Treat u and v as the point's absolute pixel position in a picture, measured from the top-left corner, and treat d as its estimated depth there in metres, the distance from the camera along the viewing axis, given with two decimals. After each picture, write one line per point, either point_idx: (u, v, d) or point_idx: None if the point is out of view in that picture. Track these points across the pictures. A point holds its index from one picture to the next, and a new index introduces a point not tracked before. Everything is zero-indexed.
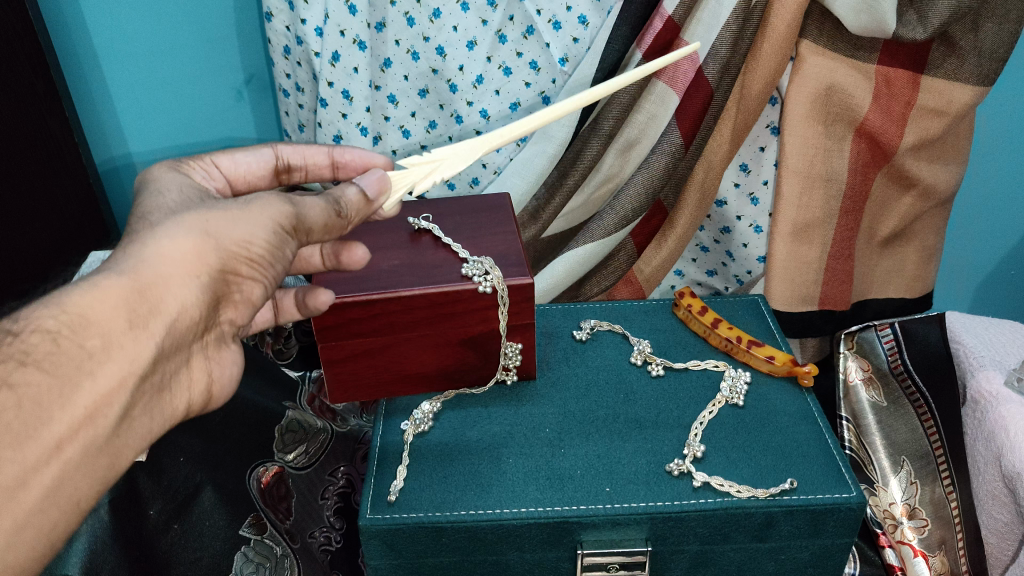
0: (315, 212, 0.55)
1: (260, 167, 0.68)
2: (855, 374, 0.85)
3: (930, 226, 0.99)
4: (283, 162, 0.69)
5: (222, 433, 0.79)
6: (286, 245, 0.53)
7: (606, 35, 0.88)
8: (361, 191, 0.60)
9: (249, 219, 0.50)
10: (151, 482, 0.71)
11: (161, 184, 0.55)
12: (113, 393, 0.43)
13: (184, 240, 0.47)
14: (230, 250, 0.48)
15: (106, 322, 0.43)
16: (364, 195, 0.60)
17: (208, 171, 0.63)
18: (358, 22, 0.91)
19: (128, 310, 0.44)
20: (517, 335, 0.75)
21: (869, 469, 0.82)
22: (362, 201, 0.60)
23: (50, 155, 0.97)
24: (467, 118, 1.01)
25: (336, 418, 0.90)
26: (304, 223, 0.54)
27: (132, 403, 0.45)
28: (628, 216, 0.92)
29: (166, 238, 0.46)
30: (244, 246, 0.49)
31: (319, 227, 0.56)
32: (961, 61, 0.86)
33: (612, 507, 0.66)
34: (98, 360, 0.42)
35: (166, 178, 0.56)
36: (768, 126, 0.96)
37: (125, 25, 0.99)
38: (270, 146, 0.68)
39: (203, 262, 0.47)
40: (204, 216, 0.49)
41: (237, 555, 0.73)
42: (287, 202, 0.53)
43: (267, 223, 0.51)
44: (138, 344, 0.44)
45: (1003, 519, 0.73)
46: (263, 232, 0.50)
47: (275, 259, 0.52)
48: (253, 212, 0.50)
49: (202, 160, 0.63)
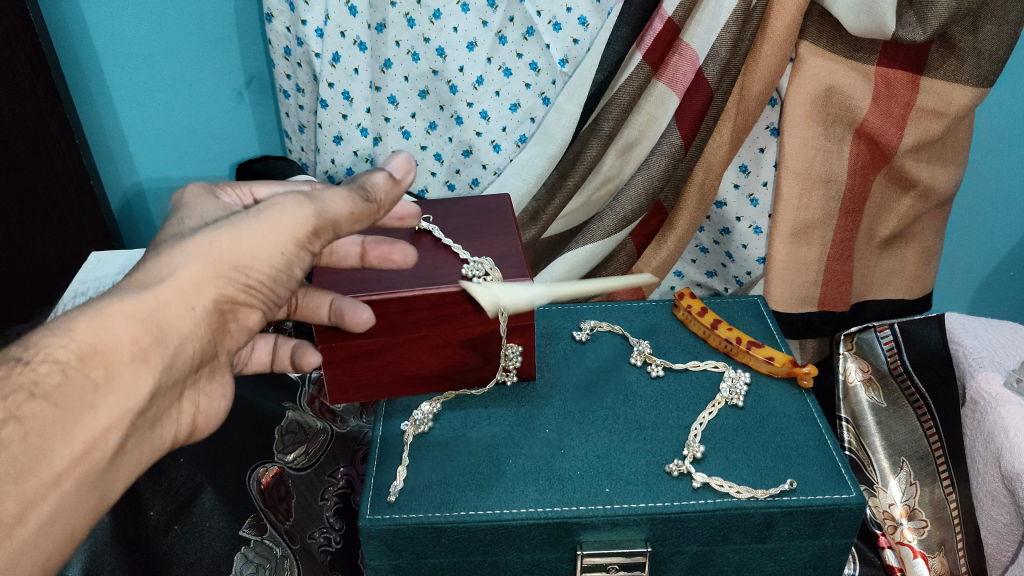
0: (338, 204, 0.56)
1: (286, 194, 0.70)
2: (855, 374, 0.86)
3: (929, 227, 0.99)
4: None
5: (222, 435, 0.80)
6: (295, 263, 0.54)
7: (607, 36, 0.89)
8: (389, 174, 0.60)
9: (256, 236, 0.52)
10: (151, 483, 0.74)
11: (190, 210, 0.59)
12: (110, 428, 0.44)
13: (189, 269, 0.49)
14: (230, 275, 0.51)
15: (112, 352, 0.45)
16: (391, 177, 0.60)
17: (242, 196, 0.65)
18: (358, 23, 0.91)
19: (132, 343, 0.45)
20: (517, 336, 0.75)
21: (869, 469, 0.82)
22: (390, 183, 0.60)
23: (49, 158, 0.98)
24: (467, 119, 1.00)
25: (337, 419, 0.88)
26: (326, 222, 0.55)
27: (126, 439, 0.46)
28: (628, 216, 0.92)
29: (169, 269, 0.49)
30: (244, 271, 0.51)
31: (345, 218, 0.57)
32: (960, 63, 0.86)
33: (611, 508, 0.66)
34: (100, 394, 0.44)
35: (198, 203, 0.60)
36: (768, 127, 0.96)
37: (125, 26, 0.99)
38: (304, 176, 0.69)
39: (200, 295, 0.49)
40: (212, 239, 0.51)
41: (237, 556, 0.73)
42: (302, 209, 0.54)
43: (276, 240, 0.52)
44: (139, 378, 0.46)
45: (1003, 520, 0.73)
46: (266, 254, 0.52)
47: (283, 277, 0.54)
48: (265, 226, 0.52)
49: (237, 187, 0.64)
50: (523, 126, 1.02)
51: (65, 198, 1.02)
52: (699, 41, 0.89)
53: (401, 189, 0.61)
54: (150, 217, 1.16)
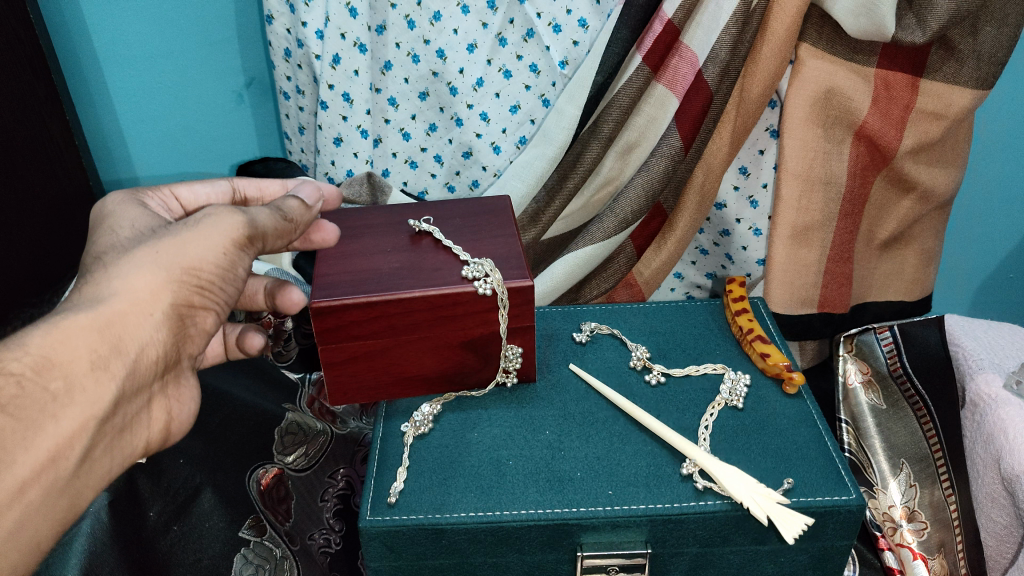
0: (266, 218, 0.59)
1: (216, 197, 0.74)
2: (855, 376, 0.86)
3: (929, 229, 0.99)
4: (239, 195, 0.75)
5: (222, 435, 0.79)
6: (238, 264, 0.56)
7: (607, 38, 0.89)
8: (301, 199, 0.63)
9: (198, 243, 0.54)
10: (151, 483, 0.73)
11: (118, 218, 0.59)
12: (73, 436, 0.47)
13: (137, 277, 0.51)
14: (183, 280, 0.53)
15: (69, 363, 0.47)
16: (304, 202, 0.63)
17: (166, 201, 0.69)
18: (358, 25, 0.91)
19: (90, 353, 0.48)
20: (517, 338, 0.75)
21: (869, 471, 0.82)
22: (303, 207, 0.63)
23: (49, 159, 0.98)
24: (467, 120, 1.00)
25: (336, 420, 0.90)
26: (259, 231, 0.58)
27: (92, 446, 0.50)
28: (628, 219, 0.92)
29: (120, 279, 0.50)
30: (194, 272, 0.53)
31: (273, 232, 0.60)
32: (959, 65, 0.87)
33: (611, 510, 0.66)
34: (61, 403, 0.47)
35: (123, 210, 0.60)
36: (768, 129, 0.96)
37: (125, 28, 0.99)
38: (227, 179, 0.74)
39: (156, 301, 0.51)
40: (158, 247, 0.53)
41: (237, 557, 0.73)
42: (238, 216, 0.56)
43: (218, 244, 0.54)
44: (99, 387, 0.48)
45: (1002, 522, 0.73)
46: (211, 257, 0.54)
47: (228, 280, 0.56)
48: (205, 233, 0.54)
49: (159, 190, 0.69)
50: (523, 128, 1.02)
51: (65, 199, 1.02)
52: (699, 43, 0.89)
53: (312, 215, 0.64)
54: None
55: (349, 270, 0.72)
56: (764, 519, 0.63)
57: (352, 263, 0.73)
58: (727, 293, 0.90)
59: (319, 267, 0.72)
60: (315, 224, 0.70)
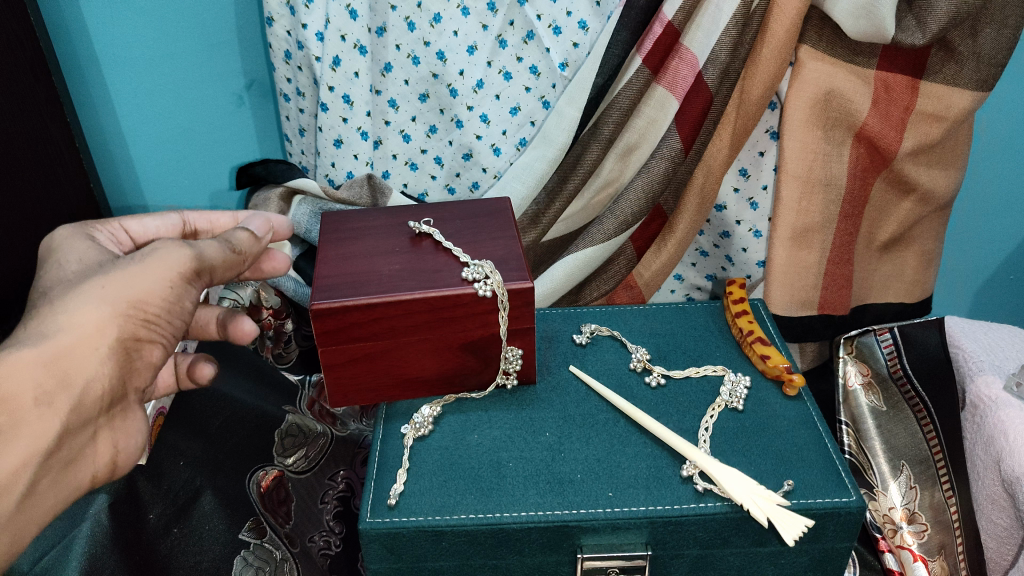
0: (213, 252, 0.60)
1: (167, 230, 0.74)
2: (854, 378, 0.86)
3: (929, 231, 0.99)
4: (189, 227, 0.76)
5: (222, 437, 0.80)
6: (184, 296, 0.57)
7: (607, 40, 0.89)
8: (250, 232, 0.66)
9: (146, 275, 0.55)
10: (151, 486, 0.72)
11: (67, 254, 0.60)
12: (17, 470, 0.49)
13: (85, 311, 0.51)
14: (131, 313, 0.53)
15: (16, 398, 0.48)
16: (252, 235, 0.66)
17: (115, 233, 0.70)
18: (359, 27, 0.92)
19: (36, 387, 0.49)
20: (517, 339, 0.75)
21: (869, 473, 0.83)
22: (251, 240, 0.66)
23: (50, 160, 0.98)
24: (467, 122, 1.01)
25: (336, 422, 0.89)
26: (207, 263, 0.59)
27: (37, 479, 0.51)
28: (628, 220, 0.93)
29: (66, 313, 0.51)
30: (141, 306, 0.54)
31: (220, 264, 0.61)
32: (960, 67, 0.87)
33: (611, 512, 0.66)
34: (7, 437, 0.48)
35: (72, 245, 0.62)
36: (768, 131, 0.96)
37: (125, 31, 0.99)
38: (177, 213, 0.75)
39: (102, 335, 0.52)
40: (106, 280, 0.53)
41: (237, 559, 0.72)
42: (186, 250, 0.58)
43: (166, 276, 0.55)
44: (45, 420, 0.49)
45: (1003, 524, 0.72)
46: (158, 290, 0.55)
47: (175, 313, 0.57)
48: (151, 266, 0.55)
49: (108, 223, 0.69)
50: (523, 130, 1.02)
51: (66, 200, 1.02)
52: (699, 45, 0.89)
53: (257, 247, 0.67)
54: None
55: (350, 272, 0.72)
56: (765, 520, 0.63)
57: (352, 265, 0.73)
58: (727, 295, 0.90)
59: (319, 269, 0.72)
60: (266, 254, 0.74)
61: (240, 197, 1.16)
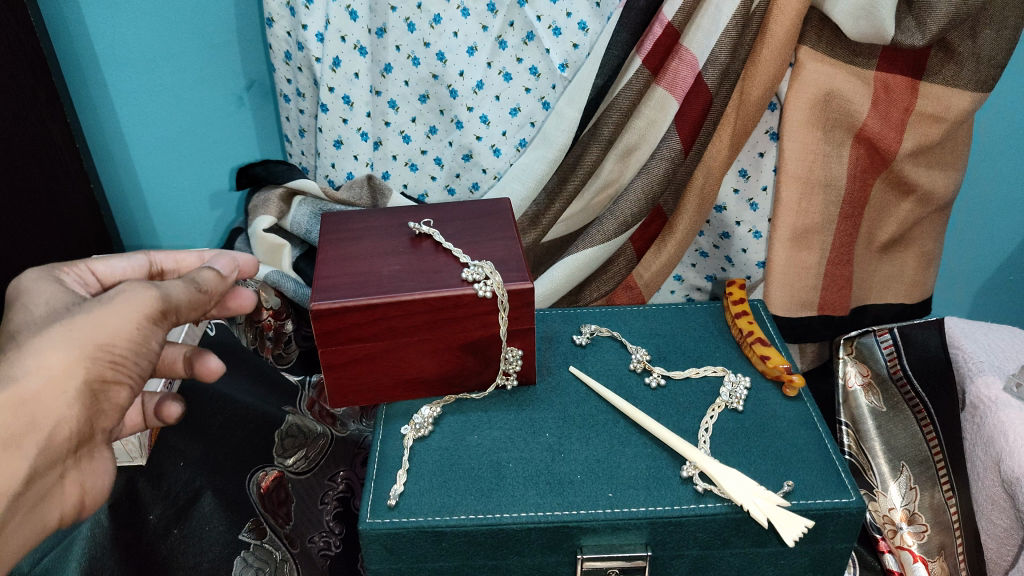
0: (180, 291, 0.56)
1: (135, 272, 0.70)
2: (854, 379, 0.87)
3: (929, 231, 0.99)
4: (157, 268, 0.72)
5: (222, 437, 0.81)
6: (152, 337, 0.54)
7: (607, 40, 0.89)
8: (216, 270, 0.61)
9: (112, 317, 0.52)
10: (151, 487, 0.74)
11: (31, 297, 0.57)
12: None
13: (51, 356, 0.49)
14: (97, 356, 0.51)
15: None
16: (219, 273, 0.61)
17: (82, 276, 0.66)
18: (359, 28, 0.92)
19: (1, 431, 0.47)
20: (517, 339, 0.75)
21: (868, 474, 0.83)
22: (218, 279, 0.61)
23: (50, 161, 0.98)
24: (467, 123, 1.01)
25: (337, 422, 0.87)
26: (173, 304, 0.55)
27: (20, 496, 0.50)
28: (628, 221, 0.93)
29: (33, 356, 0.49)
30: (108, 348, 0.51)
31: (186, 304, 0.57)
32: (959, 68, 0.87)
33: (611, 512, 0.66)
34: None
35: (37, 288, 0.58)
36: (768, 132, 0.96)
37: (125, 31, 1.00)
38: (144, 252, 0.71)
39: (69, 378, 0.50)
40: (70, 325, 0.51)
41: (237, 559, 0.72)
42: (151, 291, 0.54)
43: (131, 318, 0.52)
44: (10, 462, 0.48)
45: (1003, 525, 0.72)
46: (125, 331, 0.52)
47: (141, 354, 0.54)
48: (116, 308, 0.52)
49: (75, 265, 0.65)
50: (523, 131, 1.02)
51: (66, 200, 1.02)
52: (699, 46, 0.89)
53: (225, 285, 0.62)
54: (149, 220, 1.16)
55: (350, 272, 0.72)
56: (764, 521, 0.63)
57: (352, 265, 0.73)
58: (727, 296, 0.90)
59: (319, 269, 0.72)
60: (231, 291, 0.69)
61: (240, 198, 1.16)
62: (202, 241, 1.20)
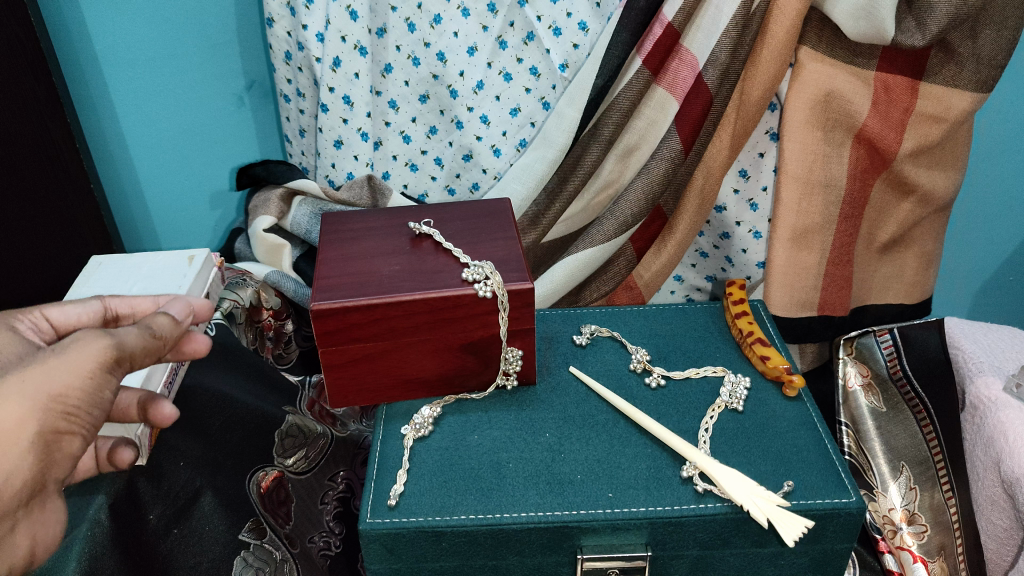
0: (134, 338, 0.54)
1: (90, 318, 0.65)
2: (854, 379, 0.87)
3: (929, 232, 0.99)
4: (112, 314, 0.66)
5: (222, 438, 0.78)
6: (106, 386, 0.52)
7: (607, 41, 0.89)
8: (169, 315, 0.59)
9: (66, 368, 0.50)
10: (151, 486, 0.70)
11: None
12: None
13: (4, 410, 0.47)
14: (50, 408, 0.49)
15: None
16: (173, 319, 0.59)
17: (35, 323, 0.63)
18: (359, 28, 0.92)
19: None
20: (517, 340, 0.75)
21: (868, 474, 0.83)
22: (173, 324, 0.59)
23: (51, 160, 0.98)
24: (467, 123, 1.01)
25: (336, 423, 0.92)
26: (128, 352, 0.53)
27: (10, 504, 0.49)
28: (628, 221, 0.93)
29: None
30: (61, 399, 0.50)
31: (141, 352, 0.55)
32: (959, 69, 0.87)
33: (611, 512, 0.66)
34: None
35: None
36: (768, 132, 0.96)
37: (125, 32, 1.00)
38: (99, 296, 0.66)
39: (21, 430, 0.48)
40: (22, 376, 0.49)
41: (237, 559, 0.72)
42: (105, 339, 0.52)
43: (85, 368, 0.50)
44: None
45: (1002, 525, 0.73)
46: (79, 381, 0.50)
47: (95, 403, 0.52)
48: (69, 358, 0.50)
49: (27, 311, 0.62)
50: (523, 131, 1.01)
51: (66, 200, 1.02)
52: (699, 47, 0.89)
53: (180, 330, 0.60)
54: (150, 220, 1.16)
55: (350, 272, 0.72)
56: (764, 521, 0.63)
57: (353, 266, 0.73)
58: (727, 296, 0.90)
59: (320, 269, 0.72)
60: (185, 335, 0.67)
61: (240, 198, 1.17)
62: (202, 241, 1.20)
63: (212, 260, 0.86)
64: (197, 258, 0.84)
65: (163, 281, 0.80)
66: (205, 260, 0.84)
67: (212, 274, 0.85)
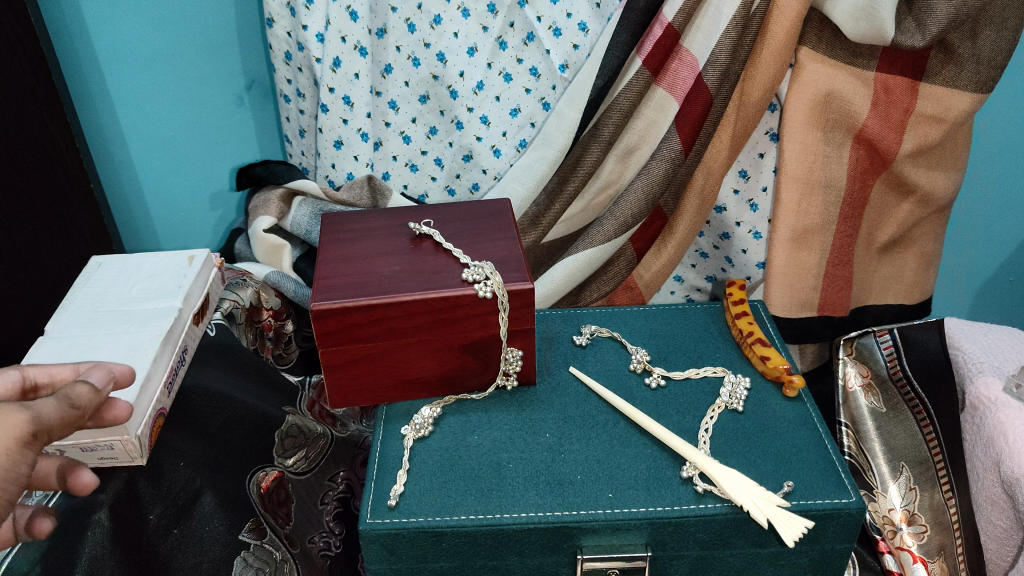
0: (51, 410, 0.50)
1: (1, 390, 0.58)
2: (854, 380, 0.87)
3: (928, 232, 0.99)
4: (30, 382, 0.59)
5: (222, 438, 0.78)
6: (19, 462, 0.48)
7: (607, 41, 0.89)
8: (91, 384, 0.53)
9: None
10: (151, 486, 0.69)
11: None
12: None
13: None
14: None
15: None
16: (93, 388, 0.53)
17: None
18: (359, 28, 0.92)
19: None
20: (517, 340, 0.75)
21: (868, 474, 0.83)
22: (93, 394, 0.53)
23: (51, 161, 0.99)
24: (467, 124, 1.01)
25: (336, 423, 0.93)
26: (44, 426, 0.49)
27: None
28: (628, 221, 0.93)
29: None
30: None
31: (59, 424, 0.51)
32: (959, 69, 0.87)
33: (611, 513, 0.66)
34: None
35: None
36: (768, 133, 0.96)
37: (125, 32, 1.00)
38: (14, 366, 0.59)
39: None
40: None
41: (237, 560, 0.72)
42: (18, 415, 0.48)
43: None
44: None
45: (1001, 525, 0.73)
46: None
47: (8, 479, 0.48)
48: None
49: None
50: (523, 131, 1.01)
51: (66, 200, 1.02)
52: (699, 47, 0.89)
53: (103, 398, 0.54)
54: (150, 220, 1.17)
55: (350, 272, 0.72)
56: (765, 521, 0.63)
57: (353, 266, 0.73)
58: (727, 296, 0.90)
59: (320, 269, 0.72)
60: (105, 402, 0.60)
61: (240, 198, 1.17)
62: (202, 241, 1.20)
63: (212, 261, 0.86)
64: (197, 258, 0.84)
65: (163, 284, 0.80)
66: (205, 260, 0.84)
67: (212, 274, 0.85)
